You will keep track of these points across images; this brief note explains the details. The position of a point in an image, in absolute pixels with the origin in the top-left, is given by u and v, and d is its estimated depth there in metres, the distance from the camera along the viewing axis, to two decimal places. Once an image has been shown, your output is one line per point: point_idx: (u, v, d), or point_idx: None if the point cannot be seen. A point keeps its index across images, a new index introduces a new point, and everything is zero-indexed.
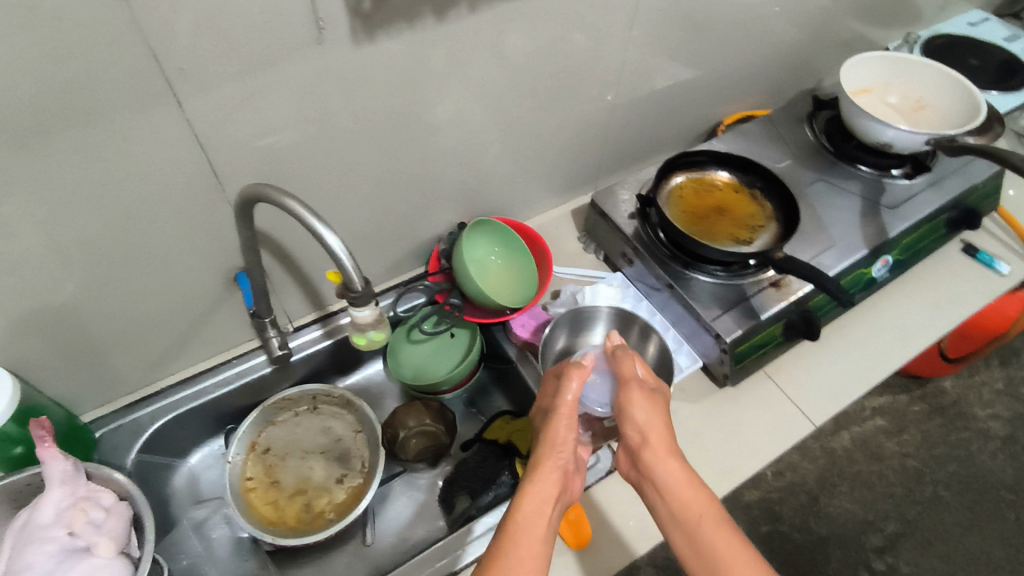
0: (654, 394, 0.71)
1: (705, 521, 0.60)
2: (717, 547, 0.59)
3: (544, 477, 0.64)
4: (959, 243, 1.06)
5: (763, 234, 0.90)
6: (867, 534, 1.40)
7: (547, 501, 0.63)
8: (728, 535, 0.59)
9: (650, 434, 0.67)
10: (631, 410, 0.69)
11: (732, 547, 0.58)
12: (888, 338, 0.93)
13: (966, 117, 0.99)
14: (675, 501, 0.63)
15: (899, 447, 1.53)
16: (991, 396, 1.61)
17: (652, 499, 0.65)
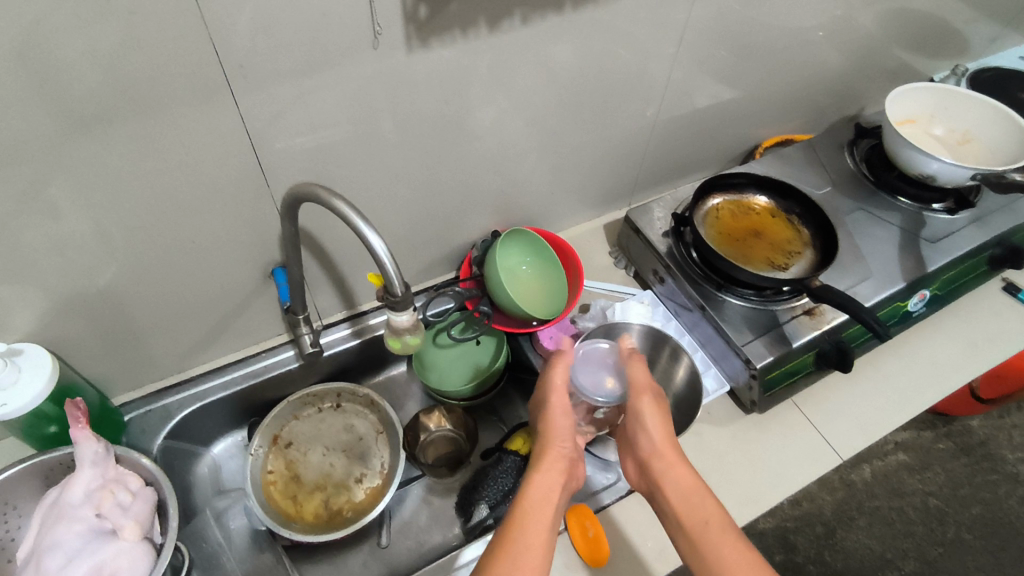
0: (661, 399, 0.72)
1: (713, 529, 0.60)
2: (721, 552, 0.58)
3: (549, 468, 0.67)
4: (999, 282, 1.04)
5: (799, 261, 0.88)
6: (884, 572, 1.37)
7: (551, 490, 0.65)
8: (736, 543, 0.58)
9: (659, 439, 0.67)
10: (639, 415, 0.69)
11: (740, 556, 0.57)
12: (922, 374, 0.91)
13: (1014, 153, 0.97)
14: (683, 506, 0.62)
15: (921, 485, 1.50)
16: (1021, 439, 1.57)
17: (661, 506, 0.65)
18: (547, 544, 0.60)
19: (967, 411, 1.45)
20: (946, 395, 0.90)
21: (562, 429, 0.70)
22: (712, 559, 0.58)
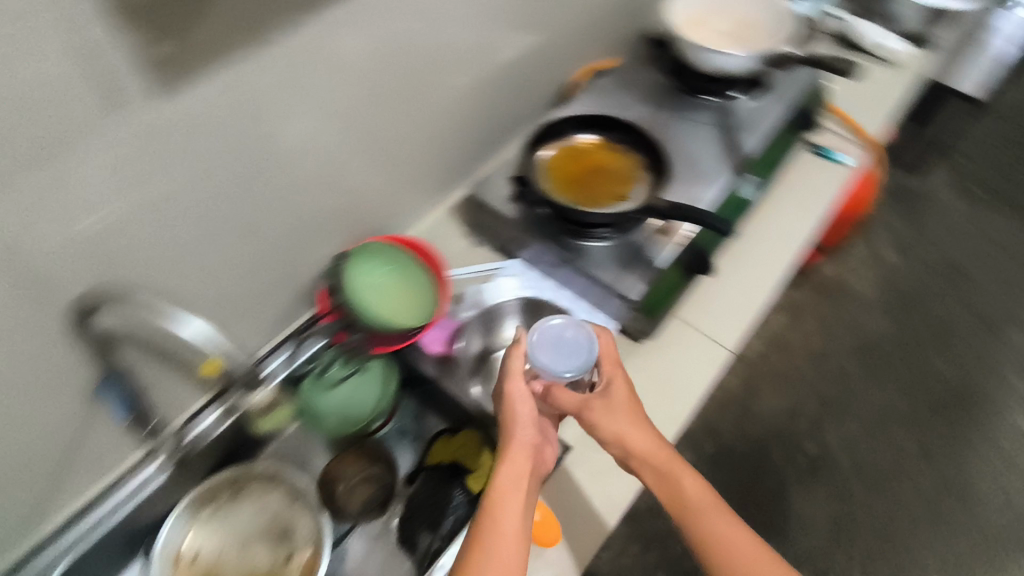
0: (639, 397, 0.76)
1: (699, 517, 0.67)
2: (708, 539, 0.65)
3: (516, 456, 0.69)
4: (804, 145, 1.14)
5: (640, 185, 0.91)
6: (795, 422, 1.52)
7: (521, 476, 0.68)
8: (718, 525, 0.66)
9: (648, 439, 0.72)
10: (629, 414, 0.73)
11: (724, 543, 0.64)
12: (773, 250, 0.99)
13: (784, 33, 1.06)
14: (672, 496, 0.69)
15: (801, 336, 1.66)
16: (863, 267, 1.78)
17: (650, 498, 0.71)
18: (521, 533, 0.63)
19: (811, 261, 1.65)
20: (794, 262, 0.99)
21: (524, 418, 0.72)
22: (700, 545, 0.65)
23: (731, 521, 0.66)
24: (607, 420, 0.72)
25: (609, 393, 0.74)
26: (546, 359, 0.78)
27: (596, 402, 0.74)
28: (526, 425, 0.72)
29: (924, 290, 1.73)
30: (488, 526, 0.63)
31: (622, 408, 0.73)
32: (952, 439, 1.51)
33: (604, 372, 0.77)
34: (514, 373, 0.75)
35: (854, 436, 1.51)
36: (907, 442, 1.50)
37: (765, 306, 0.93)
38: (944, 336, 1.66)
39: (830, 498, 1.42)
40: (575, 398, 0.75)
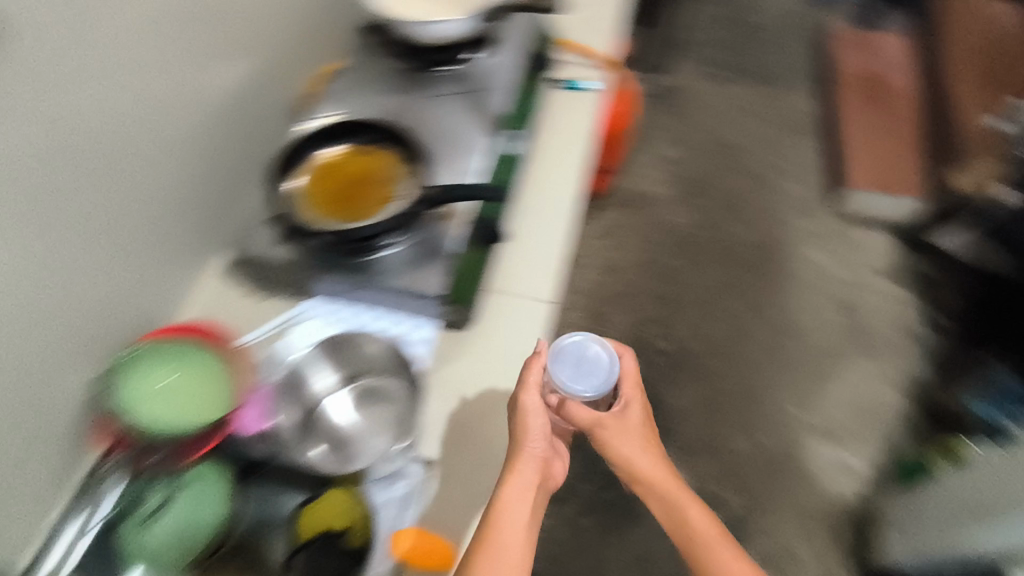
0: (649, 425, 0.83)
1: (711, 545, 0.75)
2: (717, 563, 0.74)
3: (524, 468, 0.73)
4: (550, 82, 1.16)
5: (404, 178, 0.87)
6: (643, 330, 1.63)
7: (527, 488, 0.72)
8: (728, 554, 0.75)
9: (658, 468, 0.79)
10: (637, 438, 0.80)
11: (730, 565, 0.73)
12: (556, 192, 1.02)
13: None
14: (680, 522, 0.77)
15: (625, 251, 1.77)
16: (654, 170, 1.92)
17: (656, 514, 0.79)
18: (527, 546, 0.68)
19: (603, 185, 1.76)
20: (578, 198, 1.02)
21: (539, 429, 0.75)
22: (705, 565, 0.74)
23: (733, 551, 0.75)
24: (622, 441, 0.78)
25: (626, 416, 0.80)
26: (558, 374, 0.80)
27: (608, 423, 0.79)
28: (538, 441, 0.76)
29: (705, 172, 1.92)
30: (493, 532, 0.68)
31: (636, 432, 0.80)
32: (768, 289, 1.71)
33: (623, 391, 0.82)
34: (530, 389, 0.77)
35: (695, 321, 1.65)
36: (736, 307, 1.68)
37: (566, 247, 0.96)
38: (733, 207, 1.86)
39: (695, 381, 1.56)
40: (590, 415, 0.78)
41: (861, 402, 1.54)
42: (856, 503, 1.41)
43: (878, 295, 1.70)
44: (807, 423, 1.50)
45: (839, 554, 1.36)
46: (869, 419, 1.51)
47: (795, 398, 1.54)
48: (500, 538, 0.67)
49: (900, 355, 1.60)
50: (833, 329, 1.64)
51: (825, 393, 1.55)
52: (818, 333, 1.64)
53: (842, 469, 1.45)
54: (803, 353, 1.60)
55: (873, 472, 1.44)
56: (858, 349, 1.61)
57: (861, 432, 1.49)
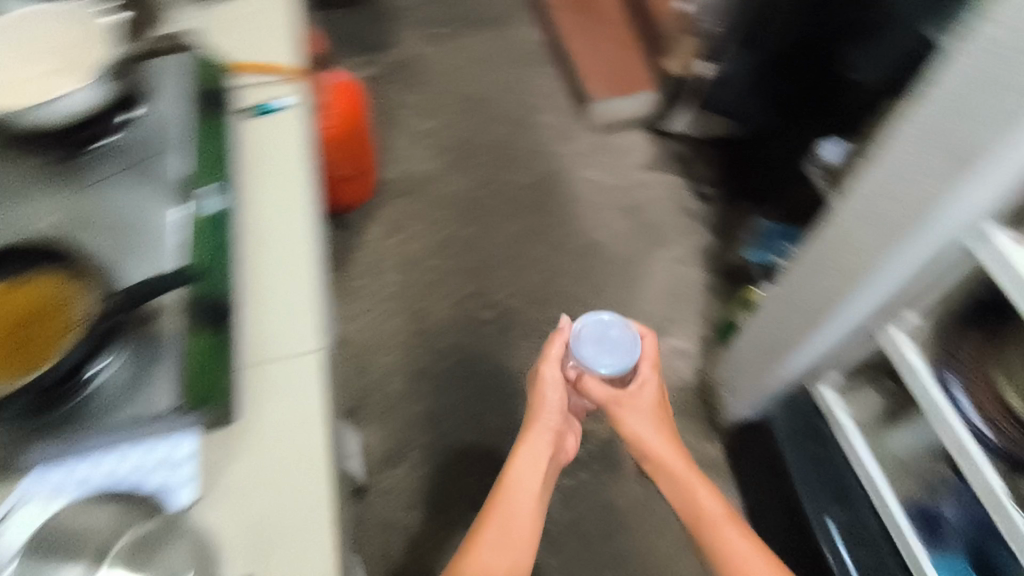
0: (663, 412, 1.05)
1: (724, 526, 0.93)
2: (731, 546, 0.90)
3: (534, 445, 1.00)
4: (240, 114, 1.04)
5: (81, 296, 0.74)
6: (462, 308, 1.62)
7: (538, 463, 0.99)
8: (740, 536, 0.92)
9: (673, 454, 1.00)
10: (649, 425, 1.01)
11: (743, 553, 0.89)
12: (286, 234, 0.93)
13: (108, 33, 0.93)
14: (704, 510, 0.95)
15: (416, 238, 1.72)
16: (412, 149, 1.86)
17: (683, 502, 0.98)
18: (536, 515, 0.94)
19: (365, 189, 1.69)
20: (314, 230, 0.95)
21: (548, 405, 1.04)
22: (726, 555, 0.90)
23: (740, 531, 0.92)
24: (632, 417, 1.01)
25: (635, 394, 1.02)
26: (597, 365, 0.97)
27: (624, 400, 1.01)
28: (550, 410, 1.04)
29: (461, 133, 1.91)
30: (504, 493, 0.95)
31: (644, 406, 1.03)
32: (559, 222, 1.76)
33: (642, 369, 1.04)
34: (551, 360, 1.04)
35: (506, 280, 1.66)
36: (539, 250, 1.71)
37: (317, 289, 0.89)
38: (499, 156, 1.87)
39: (527, 335, 1.59)
40: (608, 392, 1.01)
41: (670, 289, 1.66)
42: (696, 378, 1.54)
43: (650, 187, 1.82)
44: None
45: (699, 428, 1.48)
46: (681, 301, 1.64)
47: (617, 311, 1.62)
48: (506, 500, 0.94)
49: (685, 234, 1.74)
50: (626, 235, 1.74)
51: (638, 295, 1.65)
52: (615, 244, 1.73)
53: (676, 354, 1.56)
54: (607, 268, 1.69)
55: (700, 345, 1.58)
56: (652, 243, 1.73)
57: (679, 315, 1.62)
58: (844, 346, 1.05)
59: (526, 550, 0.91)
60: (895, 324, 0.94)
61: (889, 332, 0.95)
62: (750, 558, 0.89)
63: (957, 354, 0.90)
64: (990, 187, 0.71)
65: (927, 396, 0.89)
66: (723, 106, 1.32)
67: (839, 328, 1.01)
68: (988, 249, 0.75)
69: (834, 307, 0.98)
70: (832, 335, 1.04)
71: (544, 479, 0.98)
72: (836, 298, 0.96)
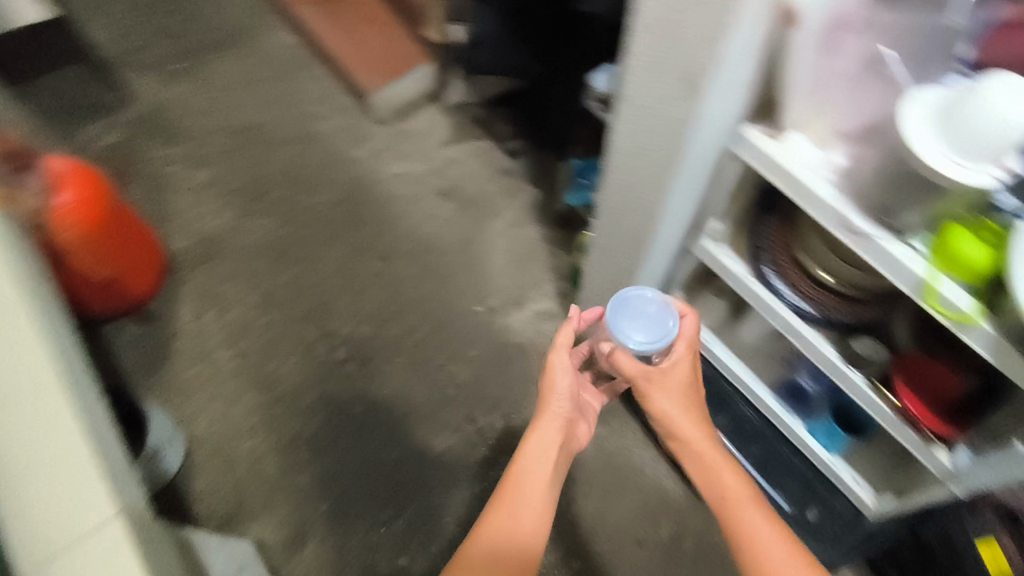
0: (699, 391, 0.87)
1: (743, 509, 0.76)
2: (752, 533, 0.73)
3: (545, 429, 0.95)
4: None
5: None
6: (314, 358, 1.48)
7: (550, 449, 0.93)
8: (769, 523, 0.74)
9: (701, 435, 0.83)
10: (682, 399, 0.84)
11: (773, 544, 0.72)
12: (22, 390, 0.75)
13: None
14: (729, 495, 0.78)
15: (237, 303, 1.54)
16: (198, 208, 1.66)
17: (710, 487, 0.80)
18: (547, 499, 0.90)
19: (157, 276, 1.49)
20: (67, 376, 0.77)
21: (560, 391, 0.98)
22: (748, 543, 0.73)
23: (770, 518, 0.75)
24: (661, 398, 0.84)
25: (667, 371, 0.84)
26: (622, 336, 0.84)
27: (654, 377, 0.84)
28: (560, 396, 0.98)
29: (246, 172, 1.71)
30: (517, 480, 0.91)
31: (675, 386, 0.85)
32: (384, 230, 1.65)
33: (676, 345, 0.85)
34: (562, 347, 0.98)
35: (350, 311, 1.54)
36: (371, 266, 1.60)
37: (91, 440, 0.73)
38: (296, 183, 1.71)
39: (389, 358, 1.48)
40: (636, 366, 0.84)
41: (513, 256, 1.61)
42: None
43: (461, 161, 1.74)
44: (492, 310, 1.54)
45: None
46: (528, 264, 1.60)
47: (470, 298, 1.56)
48: (518, 488, 0.90)
49: (512, 196, 1.69)
50: (453, 218, 1.66)
51: (486, 274, 1.59)
52: (445, 231, 1.65)
53: (540, 319, 1.53)
54: (448, 259, 1.61)
55: (560, 300, 1.55)
56: (481, 216, 1.66)
57: (530, 278, 1.58)
58: (666, 269, 1.05)
59: (534, 536, 0.86)
60: (704, 239, 0.93)
61: (704, 248, 0.93)
62: (774, 549, 0.71)
63: (760, 245, 0.91)
64: (727, 92, 0.69)
65: (751, 294, 0.90)
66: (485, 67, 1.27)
67: (656, 259, 0.99)
68: (746, 148, 0.74)
69: (646, 246, 0.94)
70: (654, 266, 1.02)
71: (555, 470, 0.92)
72: (643, 237, 0.93)
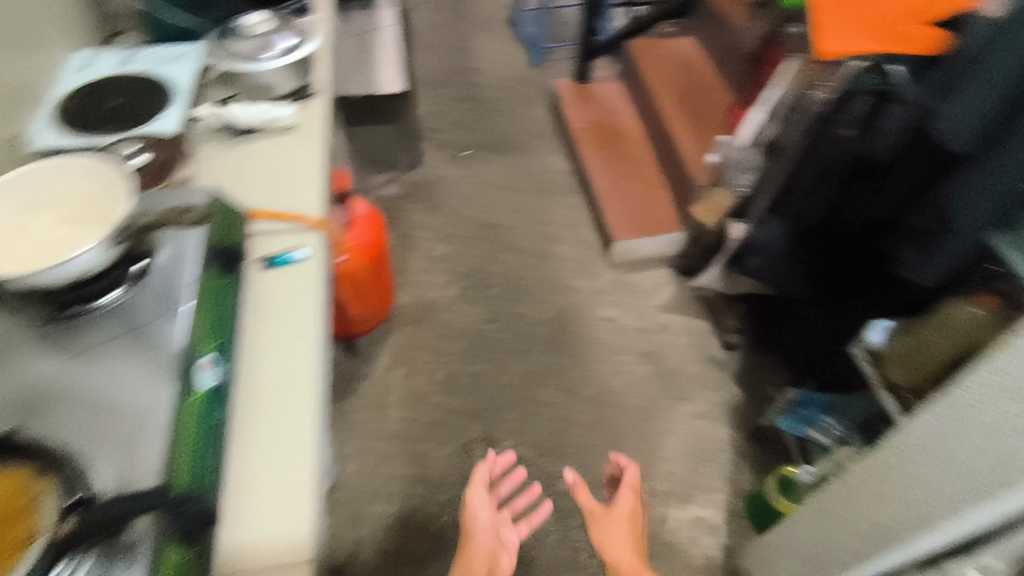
0: (618, 524, 1.09)
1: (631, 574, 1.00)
2: None
3: (474, 547, 1.02)
4: (257, 264, 1.02)
5: (45, 513, 0.63)
6: (468, 455, 1.50)
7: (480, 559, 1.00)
8: None
9: (607, 536, 1.07)
10: (619, 510, 1.10)
11: None
12: (289, 391, 0.87)
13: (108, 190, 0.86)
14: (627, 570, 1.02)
15: (424, 372, 1.64)
16: (429, 276, 1.85)
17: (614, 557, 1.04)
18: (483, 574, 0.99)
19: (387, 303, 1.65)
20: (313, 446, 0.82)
21: (483, 521, 1.04)
22: None
23: None
24: (601, 528, 1.08)
25: (609, 511, 1.10)
26: None
27: (597, 515, 1.10)
28: (479, 532, 1.03)
29: (481, 261, 1.89)
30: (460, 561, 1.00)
31: (612, 519, 1.09)
32: (575, 365, 1.67)
33: (621, 496, 1.12)
34: (477, 482, 1.05)
35: (513, 427, 1.55)
36: (550, 394, 1.61)
37: (318, 458, 0.82)
38: (519, 287, 1.83)
39: (536, 494, 1.46)
40: (590, 506, 1.11)
41: (692, 449, 1.53)
42: (723, 558, 1.38)
43: (670, 333, 1.74)
44: (653, 493, 1.46)
45: None
46: (705, 463, 1.51)
47: (635, 469, 1.50)
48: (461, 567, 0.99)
49: (710, 388, 1.64)
50: (646, 382, 1.64)
51: (659, 453, 1.52)
52: (634, 392, 1.63)
53: (700, 527, 1.42)
54: (626, 418, 1.58)
55: (727, 518, 1.43)
56: (674, 393, 1.63)
57: (703, 481, 1.48)
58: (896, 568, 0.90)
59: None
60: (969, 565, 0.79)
61: None
62: None
63: None
64: None
65: None
66: (755, 274, 1.34)
67: (899, 557, 0.86)
68: None
69: (897, 544, 0.83)
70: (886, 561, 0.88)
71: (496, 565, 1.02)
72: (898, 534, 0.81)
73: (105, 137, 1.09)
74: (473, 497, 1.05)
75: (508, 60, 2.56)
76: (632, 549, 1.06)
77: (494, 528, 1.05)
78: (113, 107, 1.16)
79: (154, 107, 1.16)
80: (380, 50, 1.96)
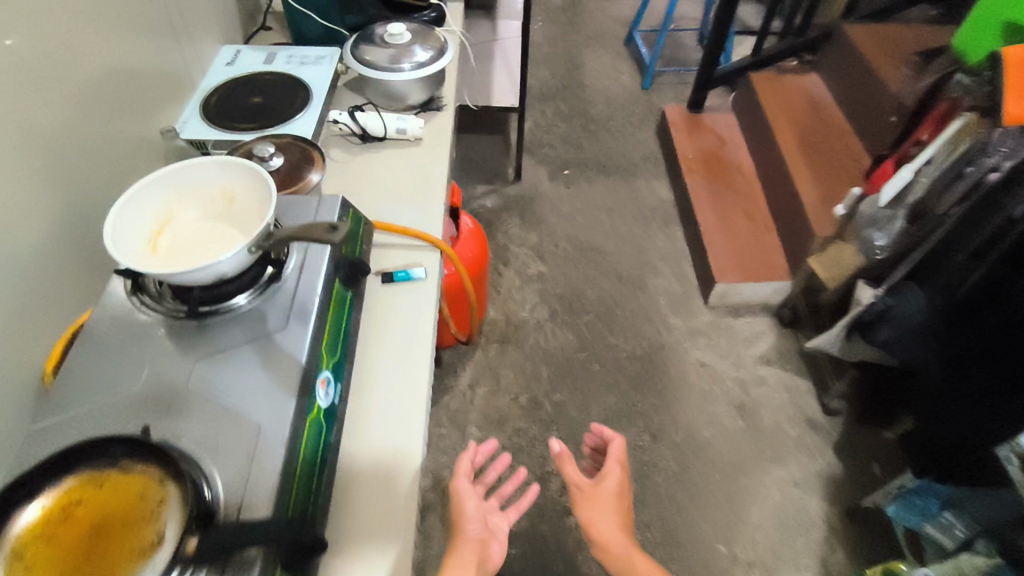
0: (605, 496, 0.94)
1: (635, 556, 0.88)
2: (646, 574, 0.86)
3: (461, 550, 0.80)
4: (376, 277, 1.02)
5: (167, 525, 0.58)
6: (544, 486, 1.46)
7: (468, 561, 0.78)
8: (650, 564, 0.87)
9: (600, 515, 0.92)
10: (607, 479, 0.96)
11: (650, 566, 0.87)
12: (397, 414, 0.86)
13: (262, 197, 0.86)
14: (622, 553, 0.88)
15: (507, 393, 1.61)
16: (521, 294, 1.82)
17: (610, 539, 0.90)
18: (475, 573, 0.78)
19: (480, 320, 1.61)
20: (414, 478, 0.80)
21: (471, 512, 0.83)
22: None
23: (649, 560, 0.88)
24: (591, 508, 0.93)
25: (596, 485, 0.95)
26: None
27: (582, 491, 0.95)
28: (468, 522, 0.82)
29: (575, 284, 1.85)
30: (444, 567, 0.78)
31: (601, 495, 0.94)
32: (663, 408, 1.59)
33: (608, 465, 0.97)
34: (462, 468, 0.86)
35: None
36: (634, 434, 1.55)
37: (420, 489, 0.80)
38: (612, 318, 1.78)
39: None
40: (577, 480, 0.96)
41: (782, 517, 1.43)
42: None
43: (767, 388, 1.64)
44: (735, 560, 1.37)
45: None
46: (796, 535, 1.40)
47: (718, 530, 1.41)
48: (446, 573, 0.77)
49: (808, 454, 1.52)
50: (737, 437, 1.55)
51: (746, 517, 1.43)
52: (723, 446, 1.54)
53: None
54: (713, 473, 1.49)
55: None
56: (767, 453, 1.53)
57: (792, 554, 1.38)
58: None
59: None
60: None
61: None
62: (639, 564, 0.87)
63: None
64: None
65: None
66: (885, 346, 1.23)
67: None
68: None
69: None
70: None
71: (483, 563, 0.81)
72: None
73: (242, 133, 1.13)
74: (459, 485, 0.84)
75: (620, 78, 2.51)
76: (624, 523, 0.93)
77: (482, 514, 0.86)
78: (253, 104, 1.19)
79: (291, 107, 1.19)
80: (498, 62, 1.96)
